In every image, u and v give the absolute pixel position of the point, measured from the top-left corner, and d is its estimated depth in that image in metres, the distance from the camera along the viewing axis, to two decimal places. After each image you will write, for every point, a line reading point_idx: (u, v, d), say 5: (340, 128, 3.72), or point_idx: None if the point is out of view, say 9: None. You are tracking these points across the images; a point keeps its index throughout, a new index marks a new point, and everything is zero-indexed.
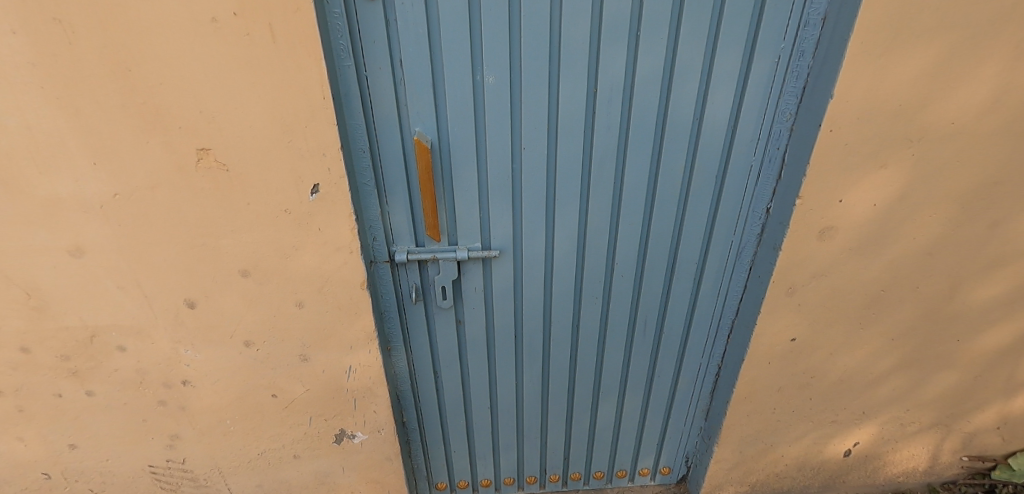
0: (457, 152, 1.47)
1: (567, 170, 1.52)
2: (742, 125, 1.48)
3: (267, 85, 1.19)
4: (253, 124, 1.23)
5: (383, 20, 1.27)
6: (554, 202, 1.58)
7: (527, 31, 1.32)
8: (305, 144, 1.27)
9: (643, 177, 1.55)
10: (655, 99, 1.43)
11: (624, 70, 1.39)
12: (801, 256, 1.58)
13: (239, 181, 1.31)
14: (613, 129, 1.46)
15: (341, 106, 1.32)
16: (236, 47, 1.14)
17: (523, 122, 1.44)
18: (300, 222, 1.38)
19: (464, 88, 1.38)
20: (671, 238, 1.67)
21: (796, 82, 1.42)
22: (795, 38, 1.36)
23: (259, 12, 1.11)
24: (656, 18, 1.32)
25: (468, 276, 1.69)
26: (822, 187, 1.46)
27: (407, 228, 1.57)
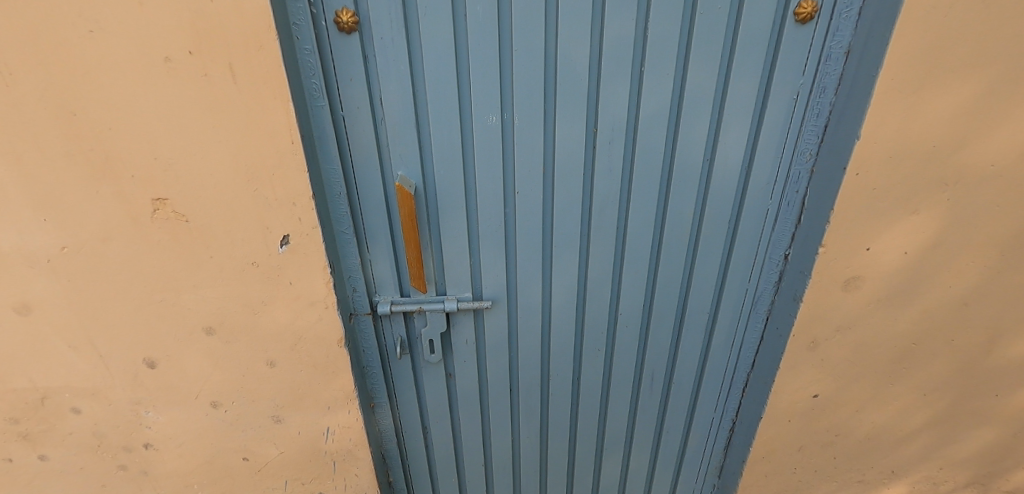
0: (444, 197, 1.34)
1: (565, 214, 1.39)
2: (758, 166, 1.35)
3: (229, 129, 1.07)
4: (214, 171, 1.11)
5: (361, 57, 1.16)
6: (552, 249, 1.45)
7: (519, 68, 1.20)
8: (273, 193, 1.15)
9: (649, 222, 1.41)
10: (661, 139, 1.30)
11: (627, 108, 1.26)
12: (824, 307, 1.44)
13: (201, 233, 1.18)
14: (615, 171, 1.34)
15: (314, 150, 1.20)
16: (194, 89, 1.03)
17: (516, 165, 1.32)
18: (269, 276, 1.25)
19: (451, 129, 1.26)
20: (680, 286, 1.53)
21: (817, 120, 1.29)
22: (816, 73, 1.24)
23: (219, 50, 1.00)
24: (661, 53, 1.20)
25: (458, 328, 1.55)
26: (846, 234, 1.32)
27: (391, 278, 1.43)
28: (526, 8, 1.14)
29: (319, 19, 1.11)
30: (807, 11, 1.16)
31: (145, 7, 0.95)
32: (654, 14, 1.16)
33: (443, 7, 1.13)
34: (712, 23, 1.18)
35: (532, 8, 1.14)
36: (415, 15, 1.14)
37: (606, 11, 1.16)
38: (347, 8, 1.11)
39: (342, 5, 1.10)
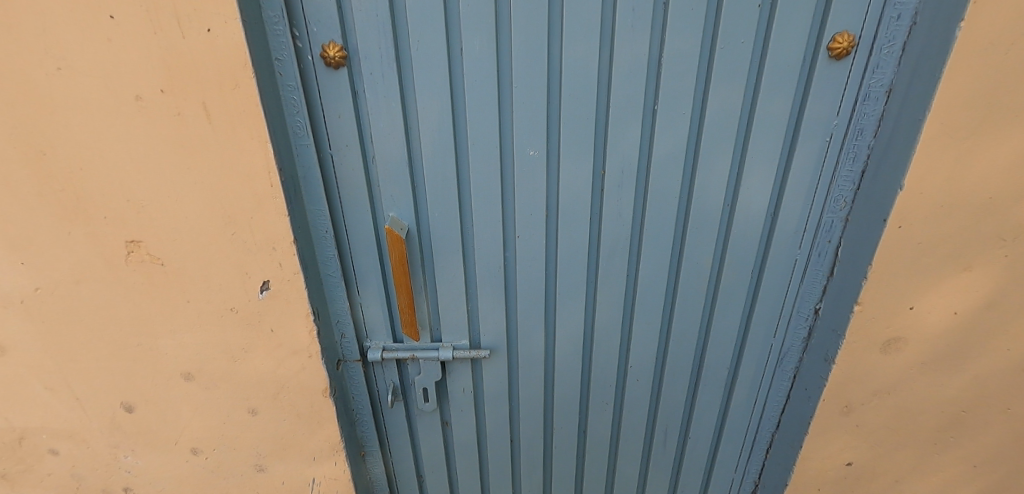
0: (439, 240, 1.25)
1: (570, 261, 1.28)
2: (785, 213, 1.21)
3: (205, 170, 1.00)
4: (189, 214, 1.04)
5: (350, 93, 1.08)
6: (555, 297, 1.33)
7: (520, 106, 1.11)
8: (251, 237, 1.07)
9: (662, 271, 1.29)
10: (676, 183, 1.18)
11: (638, 149, 1.15)
12: (859, 370, 1.28)
13: (177, 277, 1.11)
14: (624, 217, 1.22)
15: (298, 191, 1.12)
16: (167, 129, 0.96)
17: (516, 208, 1.22)
18: (249, 323, 1.17)
19: (446, 169, 1.17)
20: (698, 338, 1.40)
21: (853, 165, 1.15)
22: (852, 114, 1.10)
23: (193, 89, 0.93)
24: (676, 91, 1.09)
25: (455, 377, 1.44)
26: (886, 292, 1.17)
27: (383, 323, 1.34)
28: (527, 43, 1.05)
29: (305, 54, 1.04)
30: (843, 46, 1.03)
31: (115, 42, 0.89)
32: (669, 49, 1.06)
33: (437, 41, 1.05)
34: (734, 59, 1.06)
35: (534, 42, 1.05)
36: (408, 49, 1.06)
37: (615, 45, 1.06)
38: (335, 42, 1.03)
39: (329, 40, 1.03)
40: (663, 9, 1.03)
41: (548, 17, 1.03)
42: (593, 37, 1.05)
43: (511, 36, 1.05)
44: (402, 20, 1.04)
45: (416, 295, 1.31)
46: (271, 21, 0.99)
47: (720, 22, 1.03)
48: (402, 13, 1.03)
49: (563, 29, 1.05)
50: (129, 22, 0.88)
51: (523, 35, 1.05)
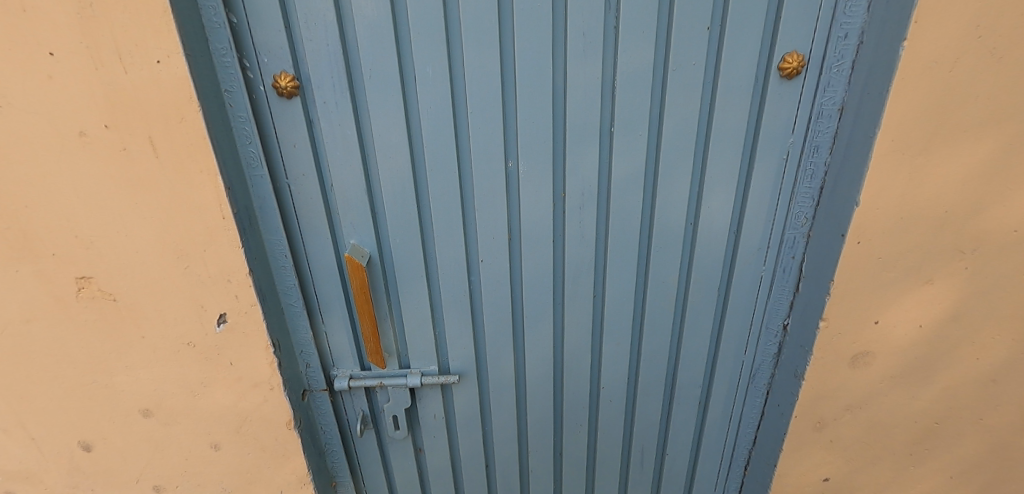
0: (401, 266, 1.23)
1: (535, 283, 1.27)
2: (748, 230, 1.21)
3: (154, 205, 0.98)
4: (140, 249, 1.02)
5: (304, 121, 1.07)
6: (522, 321, 1.32)
7: (476, 131, 1.10)
8: (205, 270, 1.05)
9: (629, 292, 1.28)
10: (637, 204, 1.18)
11: (597, 171, 1.15)
12: (830, 386, 1.27)
13: (130, 313, 1.08)
14: (587, 239, 1.22)
15: (254, 222, 1.11)
16: (114, 165, 0.95)
17: (478, 233, 1.21)
18: (207, 357, 1.14)
19: (405, 195, 1.16)
20: (669, 357, 1.38)
21: (811, 182, 1.15)
22: (807, 131, 1.10)
23: (138, 124, 0.92)
24: (632, 113, 1.09)
25: (425, 403, 1.42)
26: (850, 307, 1.17)
27: (349, 350, 1.32)
28: (480, 69, 1.05)
29: (256, 85, 1.03)
30: (793, 66, 1.03)
31: (55, 79, 0.88)
32: (621, 72, 1.06)
33: (390, 69, 1.04)
34: (687, 81, 1.06)
35: (487, 68, 1.05)
36: (361, 77, 1.06)
37: (568, 69, 1.06)
38: (287, 72, 1.03)
39: (280, 69, 1.02)
40: (614, 32, 1.03)
41: (499, 42, 1.03)
42: (546, 62, 1.05)
43: (463, 62, 1.05)
44: (354, 50, 1.03)
45: (381, 322, 1.29)
46: (218, 52, 0.98)
47: (671, 44, 1.03)
48: (353, 42, 1.03)
49: (515, 54, 1.05)
50: (69, 59, 0.87)
51: (476, 62, 1.05)
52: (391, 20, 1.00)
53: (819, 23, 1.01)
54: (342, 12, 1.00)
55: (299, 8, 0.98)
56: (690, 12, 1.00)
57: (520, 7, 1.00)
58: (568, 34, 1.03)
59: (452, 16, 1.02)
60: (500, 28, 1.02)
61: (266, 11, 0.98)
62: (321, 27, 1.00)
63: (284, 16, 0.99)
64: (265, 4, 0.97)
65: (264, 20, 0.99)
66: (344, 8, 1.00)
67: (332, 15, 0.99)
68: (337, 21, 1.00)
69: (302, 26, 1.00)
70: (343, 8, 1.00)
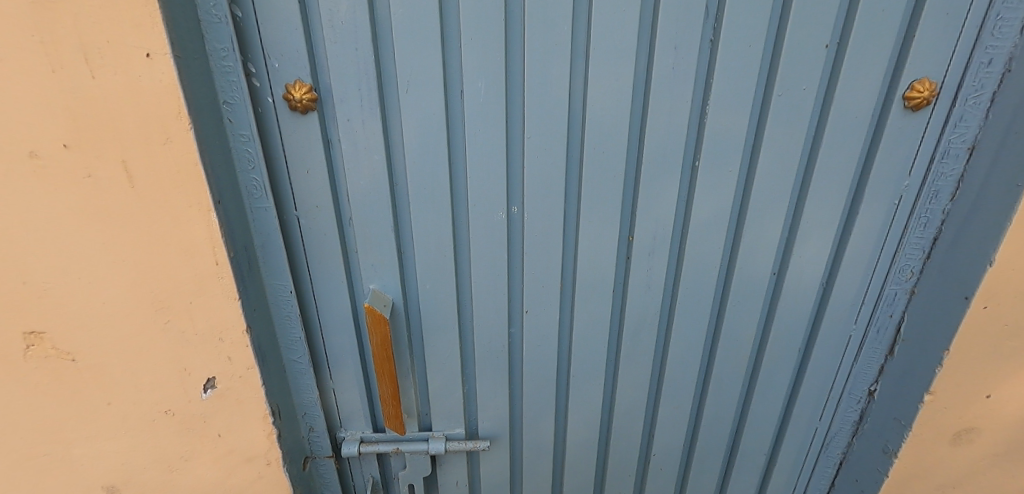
0: (429, 315, 1.03)
1: (587, 338, 1.08)
2: (841, 285, 1.03)
3: (128, 246, 0.77)
4: (109, 299, 0.80)
5: (321, 141, 0.86)
6: (568, 380, 1.13)
7: (532, 162, 0.91)
8: (191, 326, 0.84)
9: (696, 350, 1.10)
10: (717, 252, 0.99)
11: (675, 212, 0.95)
12: (924, 464, 1.09)
13: (94, 375, 0.85)
14: (654, 290, 1.03)
15: (253, 264, 0.89)
16: (75, 194, 0.72)
17: (522, 279, 1.01)
18: (189, 428, 0.92)
19: (439, 233, 0.96)
20: (733, 421, 1.20)
21: (923, 231, 0.97)
22: (926, 174, 0.92)
23: (109, 144, 0.70)
24: (724, 148, 0.90)
25: (447, 469, 1.21)
26: (962, 380, 0.99)
27: (361, 410, 1.11)
28: (543, 87, 0.86)
29: (263, 95, 0.82)
30: (923, 95, 0.85)
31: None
32: (715, 95, 0.86)
33: (433, 84, 0.84)
34: (795, 109, 0.87)
35: (551, 86, 0.85)
36: (394, 92, 0.85)
37: (650, 91, 0.86)
38: (302, 81, 0.82)
39: (295, 78, 0.82)
40: (711, 47, 0.83)
41: (570, 56, 0.84)
42: (625, 83, 0.85)
43: (522, 79, 0.85)
44: (388, 58, 0.83)
45: (402, 379, 1.09)
46: (217, 53, 0.76)
47: (779, 65, 0.84)
48: (388, 49, 0.82)
49: (588, 71, 0.85)
50: (17, 55, 0.64)
51: (538, 79, 0.85)
52: (438, 23, 0.80)
53: (959, 45, 0.83)
54: (376, 9, 0.80)
55: (322, 3, 0.78)
56: (806, 28, 0.82)
57: (599, 14, 0.81)
58: (655, 48, 0.83)
59: (512, 21, 0.82)
60: (572, 39, 0.83)
61: (281, 4, 0.77)
62: (350, 27, 0.79)
63: (303, 12, 0.78)
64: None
65: (277, 15, 0.77)
66: (379, 6, 0.80)
67: (364, 12, 0.79)
68: (369, 19, 0.79)
69: (325, 24, 0.79)
70: (378, 6, 0.80)
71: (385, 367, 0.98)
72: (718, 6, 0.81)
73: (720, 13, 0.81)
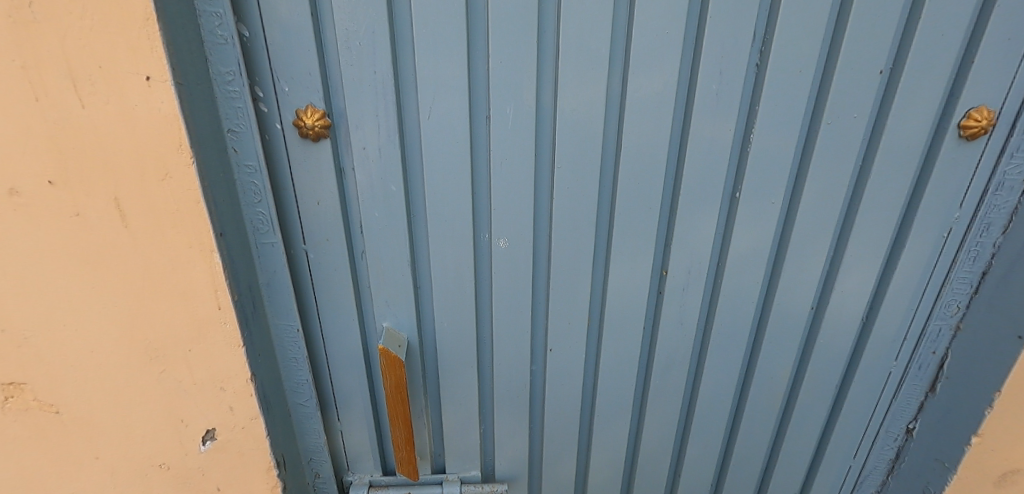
0: (445, 353, 0.96)
1: (613, 376, 1.01)
2: (884, 320, 0.97)
3: (119, 290, 0.69)
4: (98, 347, 0.72)
5: (333, 170, 0.79)
6: (592, 418, 1.06)
7: (561, 193, 0.84)
8: (189, 374, 0.76)
9: (728, 387, 1.04)
10: (754, 287, 0.94)
11: (711, 244, 0.90)
12: None
13: (80, 428, 0.77)
14: (687, 326, 0.97)
15: (258, 304, 0.81)
16: (60, 235, 0.64)
17: (547, 314, 0.95)
18: (185, 483, 0.84)
19: (460, 268, 0.89)
20: (763, 459, 1.14)
21: (972, 265, 0.92)
22: (978, 206, 0.87)
23: (100, 179, 0.62)
24: (765, 179, 0.85)
25: None
26: (1012, 423, 0.93)
27: (371, 453, 1.03)
28: (576, 113, 0.79)
29: (271, 121, 0.75)
30: (981, 124, 0.80)
31: None
32: (760, 124, 0.81)
33: (457, 110, 0.78)
34: (843, 139, 0.82)
35: (584, 113, 0.79)
36: (414, 118, 0.79)
37: (690, 118, 0.81)
38: (314, 106, 0.75)
39: (306, 103, 0.74)
40: (756, 72, 0.78)
41: (606, 82, 0.78)
42: (664, 111, 0.80)
43: (553, 104, 0.80)
44: (408, 82, 0.77)
45: (415, 420, 1.01)
46: (221, 78, 0.68)
47: (829, 92, 0.79)
48: (409, 72, 0.76)
49: (624, 97, 0.79)
50: None
51: (571, 105, 0.79)
52: (464, 45, 0.74)
53: (1020, 73, 0.78)
54: (396, 29, 0.73)
55: (338, 23, 0.71)
56: (859, 53, 0.76)
57: (639, 37, 0.75)
58: (698, 73, 0.77)
59: (544, 43, 0.76)
60: (609, 63, 0.77)
61: (293, 23, 0.70)
62: (368, 49, 0.73)
63: (317, 32, 0.71)
64: (293, 16, 0.70)
65: (289, 36, 0.70)
66: (400, 26, 0.73)
67: (384, 32, 0.72)
68: (389, 40, 0.73)
69: (341, 46, 0.72)
70: (399, 27, 0.73)
71: (400, 410, 0.91)
72: (766, 31, 0.75)
73: (769, 36, 0.76)
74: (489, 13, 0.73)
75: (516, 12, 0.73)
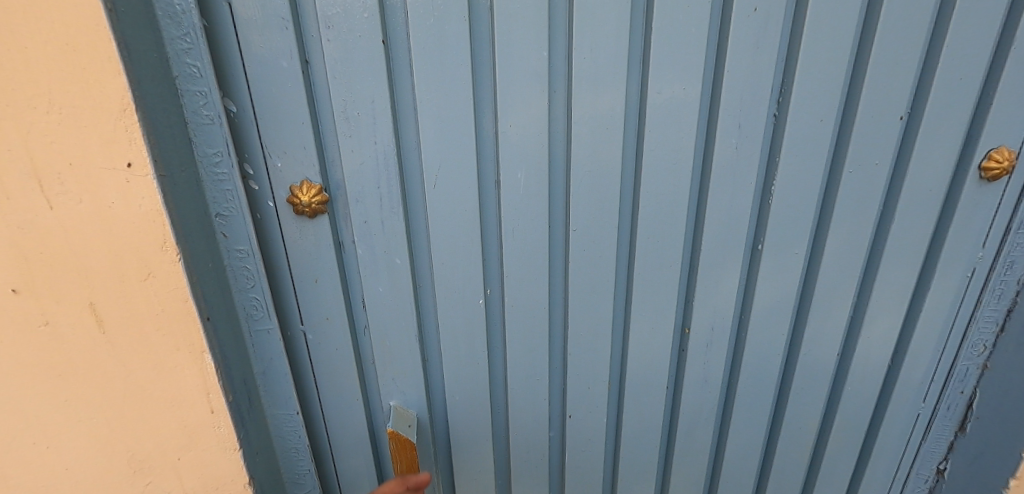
0: (460, 424, 0.91)
1: (638, 435, 0.98)
2: (911, 364, 0.94)
3: (96, 402, 0.61)
4: (73, 466, 0.64)
5: (333, 246, 0.73)
6: (616, 477, 1.02)
7: (578, 254, 0.80)
8: (179, 485, 0.68)
9: (756, 440, 1.01)
10: (778, 338, 0.92)
11: (734, 298, 0.88)
12: None
13: None
14: (711, 381, 0.94)
15: (254, 396, 0.74)
16: (25, 349, 0.57)
17: (565, 375, 0.91)
18: None
19: (472, 336, 0.84)
20: None
21: (998, 304, 0.89)
22: (1001, 245, 0.85)
23: (72, 285, 0.55)
24: (787, 232, 0.83)
25: None
26: None
27: None
28: (592, 173, 0.76)
29: (262, 199, 0.68)
30: (1003, 165, 0.78)
31: None
32: (779, 174, 0.79)
33: (465, 176, 0.73)
34: (865, 187, 0.80)
35: (600, 172, 0.76)
36: (418, 186, 0.73)
37: (709, 172, 0.78)
38: (309, 180, 0.69)
39: (301, 179, 0.69)
40: (775, 122, 0.76)
41: (622, 140, 0.74)
42: (684, 168, 0.77)
43: (566, 164, 0.76)
44: (411, 149, 0.71)
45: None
46: (207, 159, 0.62)
47: (848, 140, 0.77)
48: (412, 139, 0.71)
49: (640, 153, 0.76)
50: None
51: (586, 165, 0.75)
52: (471, 109, 0.70)
53: None
54: (397, 95, 0.68)
55: (335, 93, 0.66)
56: (878, 100, 0.75)
57: (656, 94, 0.72)
58: (716, 126, 0.75)
59: (556, 102, 0.72)
60: (625, 119, 0.73)
61: (286, 96, 0.65)
62: (368, 118, 0.68)
63: (311, 103, 0.66)
64: (286, 88, 0.64)
65: (282, 109, 0.65)
66: (401, 93, 0.68)
67: (385, 99, 0.67)
68: (390, 108, 0.68)
69: (337, 116, 0.67)
70: (400, 93, 0.68)
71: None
72: (784, 83, 0.74)
73: (787, 87, 0.74)
74: (496, 75, 0.69)
75: (526, 74, 0.69)
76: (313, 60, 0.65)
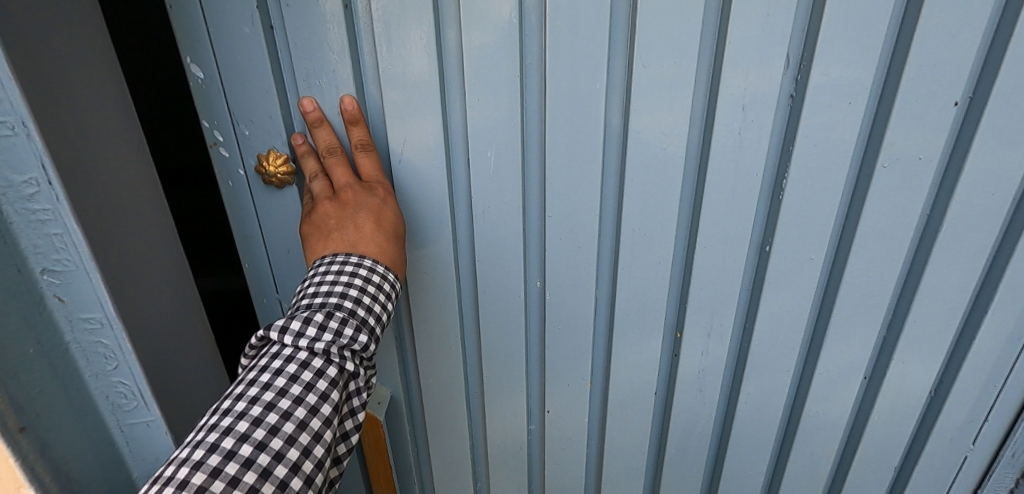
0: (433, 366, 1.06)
1: (627, 393, 1.06)
2: (938, 341, 0.90)
3: None
4: None
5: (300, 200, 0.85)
6: (604, 426, 1.12)
7: (556, 227, 0.87)
8: None
9: (752, 411, 1.04)
10: (783, 311, 0.91)
11: (752, 271, 0.89)
12: None
13: None
14: (717, 347, 0.97)
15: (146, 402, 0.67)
16: None
17: (544, 329, 1.00)
18: None
19: (441, 289, 0.96)
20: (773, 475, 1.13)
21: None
22: None
23: None
24: (818, 204, 0.80)
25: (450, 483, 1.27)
26: None
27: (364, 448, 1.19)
28: (567, 149, 0.80)
29: (233, 166, 0.82)
30: None
31: None
32: (797, 165, 0.77)
33: (433, 146, 0.81)
34: (921, 154, 0.74)
35: (582, 148, 0.80)
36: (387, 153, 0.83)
37: (711, 146, 0.78)
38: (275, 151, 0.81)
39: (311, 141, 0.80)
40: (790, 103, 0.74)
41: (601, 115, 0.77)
42: (673, 144, 0.78)
43: (542, 138, 0.80)
44: (377, 121, 0.81)
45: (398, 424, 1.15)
46: (15, 185, 0.46)
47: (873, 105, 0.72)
48: (375, 113, 0.80)
49: (625, 130, 0.79)
50: None
51: (564, 142, 0.79)
52: (436, 80, 0.76)
53: None
54: (360, 70, 0.77)
55: (298, 71, 0.76)
56: (933, 54, 0.67)
57: (643, 66, 0.73)
58: (717, 105, 0.74)
59: (529, 79, 0.76)
60: (605, 92, 0.76)
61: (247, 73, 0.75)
62: (329, 86, 0.77)
63: (277, 79, 0.77)
64: (244, 64, 0.74)
65: (247, 85, 0.76)
66: (363, 69, 0.77)
67: (344, 73, 0.76)
68: (353, 84, 0.77)
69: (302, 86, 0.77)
70: (364, 75, 0.77)
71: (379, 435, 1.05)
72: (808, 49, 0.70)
73: (809, 53, 0.70)
74: (462, 49, 0.74)
75: (495, 52, 0.74)
76: (275, 24, 0.73)
